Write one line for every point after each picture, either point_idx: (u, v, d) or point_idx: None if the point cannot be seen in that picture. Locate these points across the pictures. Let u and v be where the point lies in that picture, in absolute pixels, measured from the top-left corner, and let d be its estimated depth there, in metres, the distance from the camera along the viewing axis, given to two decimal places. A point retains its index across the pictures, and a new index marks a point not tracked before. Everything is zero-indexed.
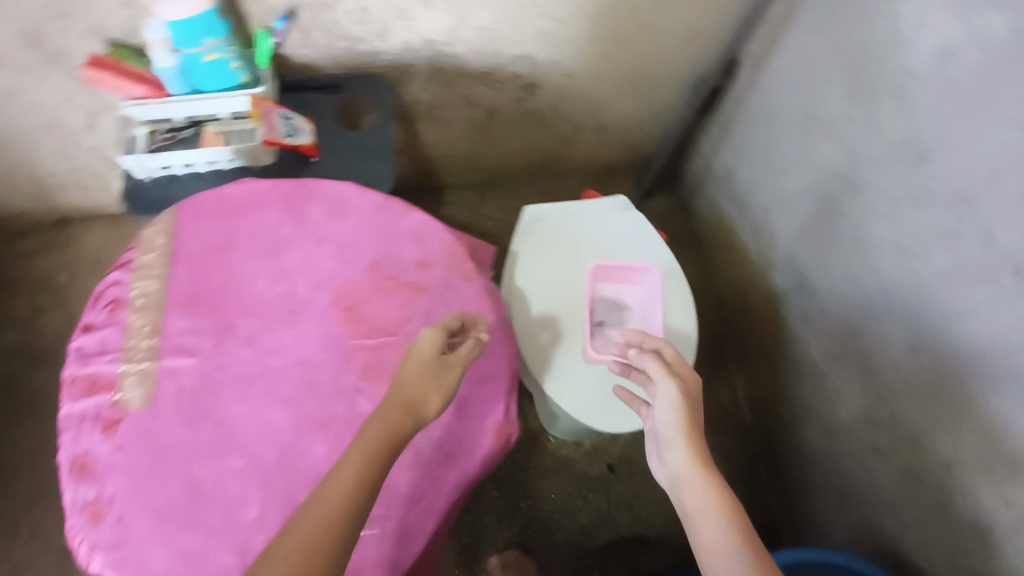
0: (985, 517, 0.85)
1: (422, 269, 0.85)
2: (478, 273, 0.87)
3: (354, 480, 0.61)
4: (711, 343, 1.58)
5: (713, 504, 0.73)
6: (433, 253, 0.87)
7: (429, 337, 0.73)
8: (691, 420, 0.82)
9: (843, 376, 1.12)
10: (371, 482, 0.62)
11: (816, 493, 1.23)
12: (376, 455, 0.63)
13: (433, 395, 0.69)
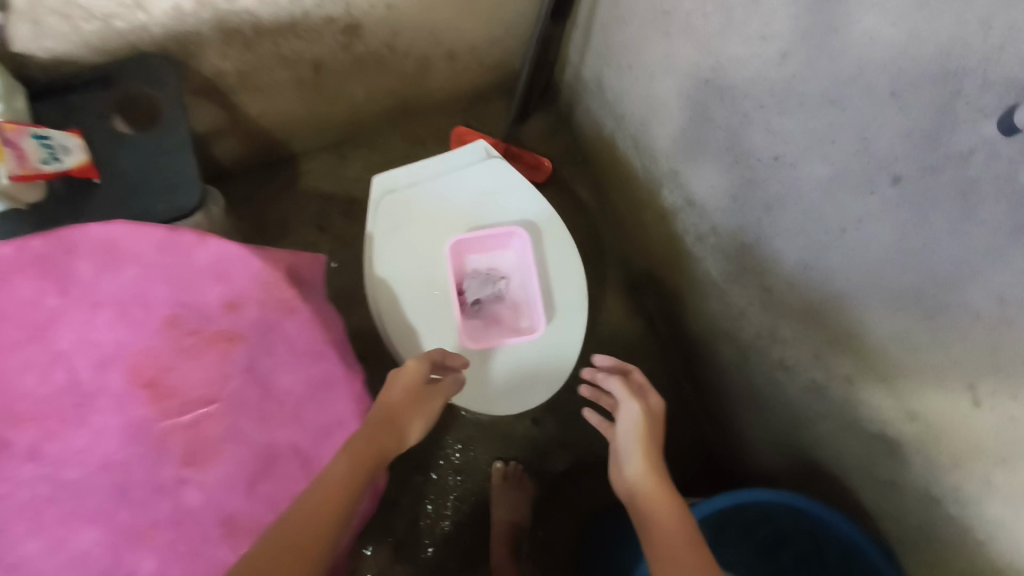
0: (890, 430, 0.82)
1: (232, 314, 0.71)
2: (303, 303, 0.73)
3: (346, 484, 0.61)
4: (618, 266, 1.51)
5: (661, 512, 0.75)
6: (242, 289, 0.72)
7: (414, 365, 0.79)
8: (651, 438, 0.85)
9: (742, 293, 1.06)
10: (360, 482, 0.62)
11: (737, 405, 1.21)
12: (364, 455, 0.64)
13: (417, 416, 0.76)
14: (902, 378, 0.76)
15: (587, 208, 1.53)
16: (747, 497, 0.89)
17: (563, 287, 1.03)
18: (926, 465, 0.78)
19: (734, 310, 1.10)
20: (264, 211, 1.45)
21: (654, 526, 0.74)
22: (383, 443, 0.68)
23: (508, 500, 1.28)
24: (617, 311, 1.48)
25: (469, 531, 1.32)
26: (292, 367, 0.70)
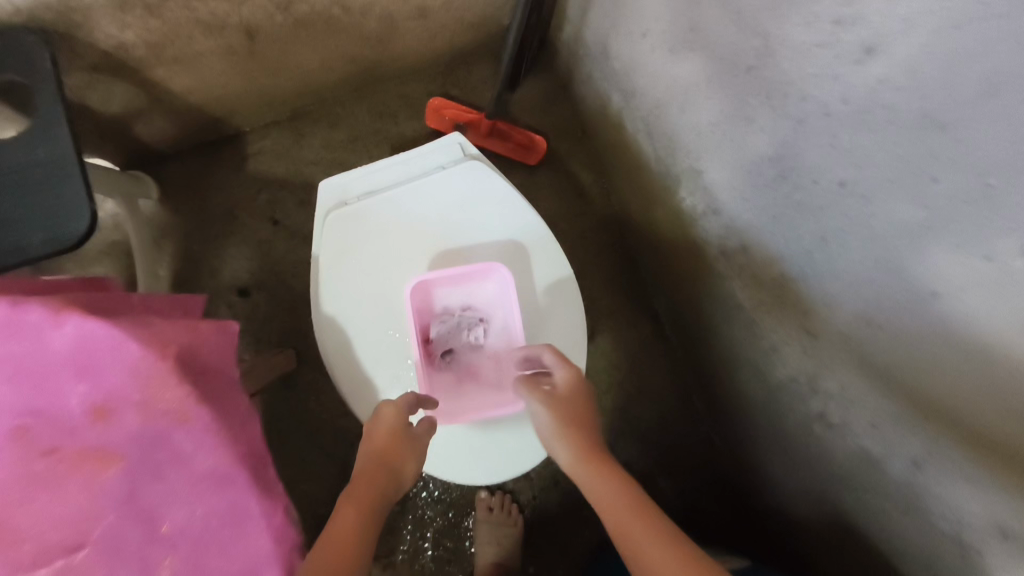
0: (968, 536, 0.66)
1: (99, 426, 0.55)
2: (200, 403, 0.59)
3: (357, 532, 0.63)
4: (623, 261, 1.30)
5: (621, 517, 0.63)
6: (115, 390, 0.56)
7: (392, 410, 0.72)
8: (568, 421, 0.72)
9: (776, 328, 0.87)
10: (372, 525, 0.65)
11: (759, 440, 1.05)
12: (365, 504, 0.66)
13: (411, 455, 0.72)
14: (998, 491, 0.59)
15: (588, 193, 1.31)
16: None
17: (557, 325, 0.84)
18: None
19: (764, 342, 0.92)
20: (207, 202, 1.23)
21: (626, 537, 0.62)
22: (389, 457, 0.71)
23: (497, 535, 1.16)
24: (621, 315, 1.28)
25: (456, 564, 1.19)
26: (184, 496, 0.58)
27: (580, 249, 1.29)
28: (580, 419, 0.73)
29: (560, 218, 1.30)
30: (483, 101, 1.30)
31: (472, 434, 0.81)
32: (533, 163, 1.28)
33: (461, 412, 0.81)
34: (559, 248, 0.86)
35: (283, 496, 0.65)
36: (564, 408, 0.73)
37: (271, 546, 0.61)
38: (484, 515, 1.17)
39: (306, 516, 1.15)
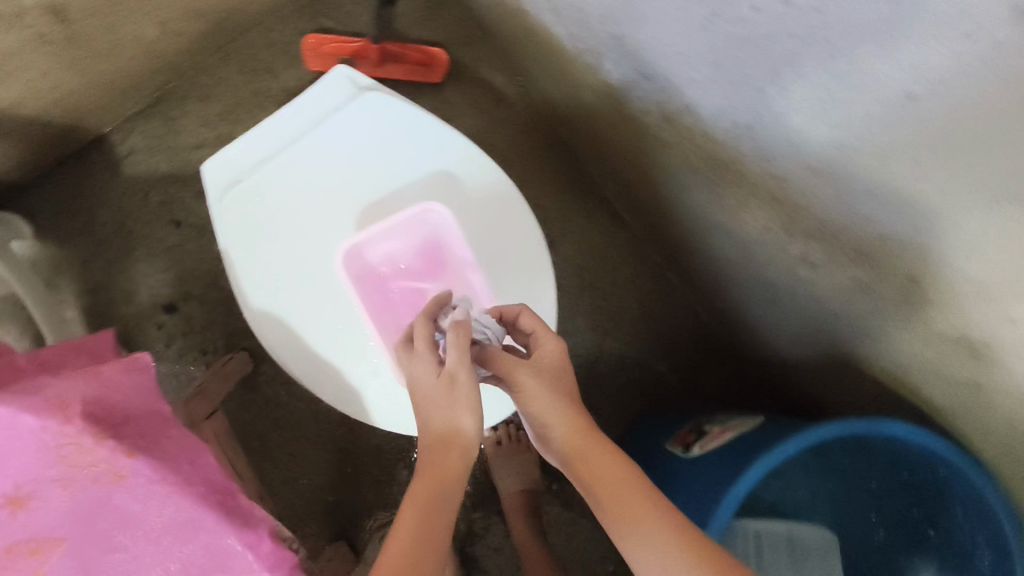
0: (976, 333, 0.64)
1: (21, 516, 0.48)
2: (128, 458, 0.51)
3: (425, 529, 0.55)
4: (562, 158, 1.21)
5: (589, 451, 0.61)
6: (23, 474, 0.49)
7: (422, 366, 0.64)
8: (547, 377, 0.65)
9: (739, 181, 0.81)
10: (441, 512, 0.57)
11: (744, 299, 1.02)
12: (428, 491, 0.58)
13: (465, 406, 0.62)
14: (1004, 285, 0.56)
15: (505, 96, 1.20)
16: (833, 432, 0.74)
17: (513, 239, 0.76)
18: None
19: (729, 201, 0.86)
20: (93, 222, 1.08)
21: (592, 488, 0.59)
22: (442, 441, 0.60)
23: (513, 467, 1.13)
24: (575, 215, 1.21)
25: (480, 506, 1.17)
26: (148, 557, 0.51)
27: (513, 159, 1.20)
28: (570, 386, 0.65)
29: (484, 131, 1.19)
30: (362, 25, 1.14)
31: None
32: (438, 81, 1.15)
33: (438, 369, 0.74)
34: (489, 158, 0.77)
35: (267, 516, 0.57)
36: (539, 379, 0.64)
37: (267, 575, 0.54)
38: (494, 451, 1.14)
39: (317, 507, 1.12)
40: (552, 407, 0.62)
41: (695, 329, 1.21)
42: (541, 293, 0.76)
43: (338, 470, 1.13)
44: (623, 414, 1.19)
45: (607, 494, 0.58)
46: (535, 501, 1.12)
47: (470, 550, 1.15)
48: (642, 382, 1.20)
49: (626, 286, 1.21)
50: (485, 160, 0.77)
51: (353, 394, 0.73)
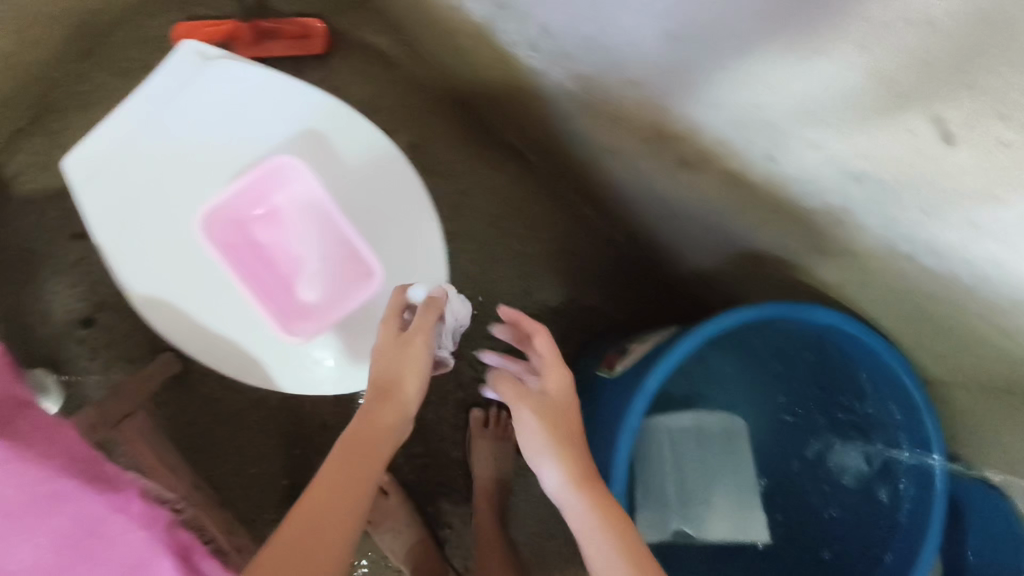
0: (832, 197, 0.66)
1: None
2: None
3: (348, 467, 0.64)
4: (462, 111, 1.21)
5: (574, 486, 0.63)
6: None
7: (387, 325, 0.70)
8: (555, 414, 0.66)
9: (607, 96, 0.82)
10: (368, 456, 0.65)
11: (651, 216, 1.05)
12: (362, 439, 0.65)
13: (408, 373, 0.68)
14: (839, 140, 0.59)
15: (394, 58, 1.19)
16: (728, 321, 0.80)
17: (383, 180, 0.76)
18: (886, 226, 0.64)
19: (607, 119, 0.87)
20: None
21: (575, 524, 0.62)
22: (377, 400, 0.67)
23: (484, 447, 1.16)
24: (483, 167, 1.21)
25: (437, 464, 1.19)
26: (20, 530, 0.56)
27: (412, 119, 1.19)
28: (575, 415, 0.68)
29: (378, 96, 1.18)
30: (234, 6, 1.12)
31: (359, 339, 0.76)
32: (322, 52, 1.14)
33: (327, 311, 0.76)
34: (343, 104, 0.76)
35: (129, 479, 0.66)
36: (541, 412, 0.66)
37: (142, 523, 0.62)
38: (481, 432, 1.17)
39: (272, 495, 1.12)
40: (555, 444, 0.64)
41: (619, 259, 1.24)
42: (431, 238, 0.77)
43: (288, 452, 1.14)
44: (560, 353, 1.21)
45: (582, 530, 0.61)
46: (499, 466, 1.16)
47: (429, 510, 1.18)
48: (576, 318, 1.22)
49: (544, 228, 1.23)
50: (353, 114, 0.76)
51: (256, 363, 0.74)
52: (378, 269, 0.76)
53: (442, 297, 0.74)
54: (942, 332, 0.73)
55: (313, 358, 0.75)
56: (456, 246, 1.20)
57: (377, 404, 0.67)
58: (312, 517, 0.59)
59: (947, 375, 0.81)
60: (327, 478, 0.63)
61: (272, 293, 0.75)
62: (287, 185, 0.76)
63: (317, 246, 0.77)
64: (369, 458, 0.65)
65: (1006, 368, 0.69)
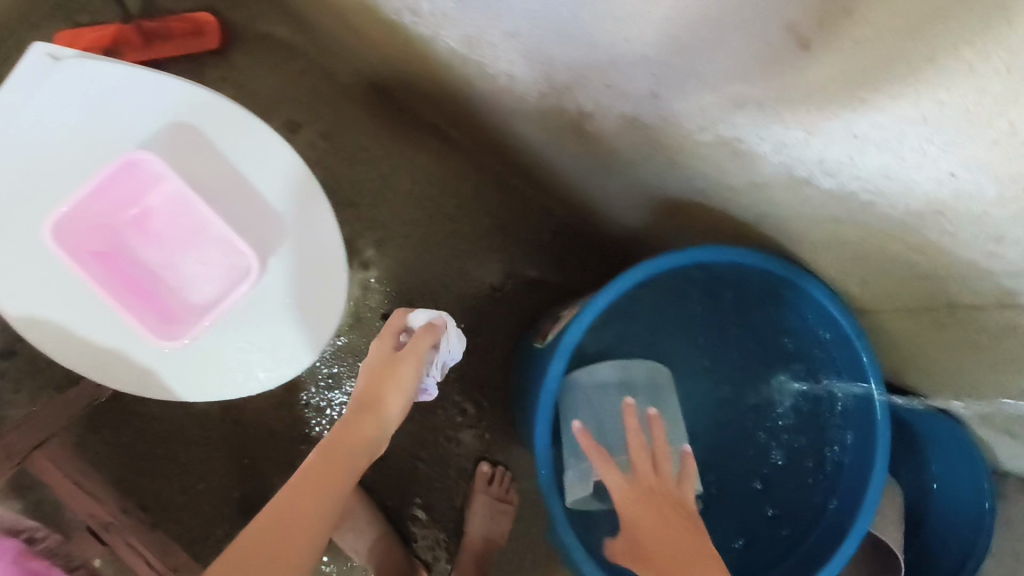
0: (723, 129, 0.63)
1: None
2: None
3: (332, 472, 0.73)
4: (375, 93, 1.16)
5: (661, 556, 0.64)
6: None
7: (380, 342, 0.85)
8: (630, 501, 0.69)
9: (496, 55, 0.79)
10: (350, 463, 0.74)
11: (575, 178, 1.01)
12: (346, 445, 0.75)
13: (389, 385, 0.79)
14: (710, 63, 0.55)
15: (295, 45, 1.14)
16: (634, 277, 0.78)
17: (262, 169, 0.72)
18: (779, 149, 0.60)
19: (502, 78, 0.83)
20: None
21: None
22: (362, 414, 0.77)
23: (478, 501, 1.11)
24: (403, 148, 1.17)
25: (394, 460, 1.15)
26: None
27: (323, 107, 1.14)
28: (666, 523, 0.67)
29: (284, 87, 1.14)
30: (118, 9, 1.07)
31: (260, 338, 0.72)
32: (219, 47, 1.09)
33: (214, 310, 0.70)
34: (210, 92, 0.72)
35: None
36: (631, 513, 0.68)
37: None
38: (483, 488, 1.13)
39: (224, 509, 1.09)
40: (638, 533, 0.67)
41: (556, 226, 1.20)
42: (327, 228, 0.74)
43: (236, 462, 1.10)
44: (506, 329, 1.18)
45: None
46: (487, 516, 1.11)
47: (390, 505, 1.14)
48: (516, 295, 1.19)
49: (474, 203, 1.19)
50: (229, 106, 0.72)
51: (151, 375, 0.70)
52: (271, 264, 0.72)
53: (442, 327, 0.88)
54: (860, 257, 0.69)
55: (212, 363, 0.71)
56: (385, 232, 1.16)
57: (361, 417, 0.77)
58: (292, 510, 0.68)
59: (875, 303, 0.77)
60: (308, 477, 0.71)
61: (145, 296, 0.69)
62: (160, 181, 0.69)
63: (196, 245, 0.70)
64: (348, 463, 0.74)
65: (926, 285, 0.66)
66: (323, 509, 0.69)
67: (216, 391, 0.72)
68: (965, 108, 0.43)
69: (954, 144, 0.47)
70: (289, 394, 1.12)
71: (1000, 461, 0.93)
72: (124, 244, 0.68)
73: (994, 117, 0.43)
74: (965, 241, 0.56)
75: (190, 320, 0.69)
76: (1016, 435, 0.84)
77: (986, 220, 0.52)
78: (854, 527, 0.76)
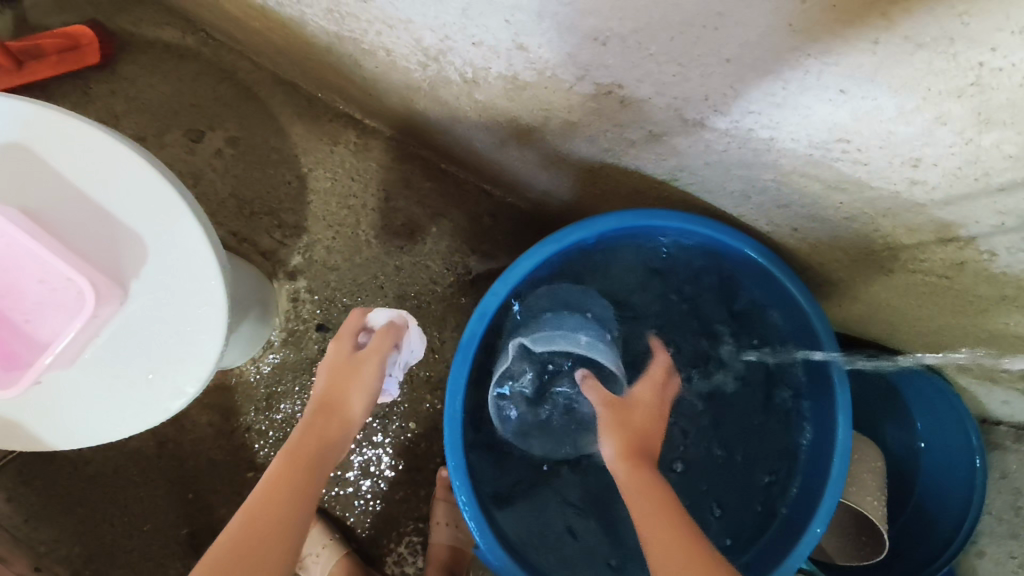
0: (596, 76, 0.54)
1: None
2: None
3: (303, 477, 0.62)
4: (279, 89, 1.08)
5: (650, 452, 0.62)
6: None
7: (337, 341, 0.73)
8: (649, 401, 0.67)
9: (361, 25, 0.71)
10: (319, 470, 0.64)
11: (491, 155, 0.92)
12: (312, 448, 0.65)
13: (351, 390, 0.70)
14: None
15: (188, 49, 1.07)
16: (538, 258, 0.71)
17: (109, 185, 0.63)
18: (661, 90, 0.52)
19: (379, 53, 0.75)
20: None
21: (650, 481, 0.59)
22: (325, 421, 0.68)
23: (439, 506, 1.04)
24: (317, 145, 1.07)
25: (349, 476, 1.09)
26: None
27: (226, 110, 1.07)
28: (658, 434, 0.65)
29: (181, 95, 1.07)
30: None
31: (131, 376, 0.64)
32: (98, 60, 1.04)
33: (73, 349, 0.62)
34: (39, 105, 0.62)
35: None
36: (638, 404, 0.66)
37: None
38: (446, 494, 1.05)
39: (173, 547, 1.03)
40: (641, 422, 0.65)
41: (494, 208, 1.08)
42: (191, 239, 0.64)
43: (180, 498, 1.04)
44: (453, 327, 1.07)
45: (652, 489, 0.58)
46: (450, 523, 1.03)
47: (348, 524, 1.08)
48: (461, 286, 1.07)
49: (404, 195, 1.07)
50: (61, 117, 0.63)
51: (15, 427, 0.64)
52: (131, 292, 0.63)
53: (403, 328, 0.75)
54: (784, 204, 0.61)
55: (83, 406, 0.64)
56: (310, 236, 1.07)
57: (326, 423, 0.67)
58: (264, 517, 0.58)
59: (816, 255, 0.69)
60: (277, 482, 0.61)
61: None
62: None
63: (36, 278, 0.61)
64: (317, 467, 0.64)
65: (858, 227, 0.58)
66: (299, 514, 0.59)
67: (95, 436, 0.65)
68: (828, 2, 0.35)
69: (834, 52, 0.38)
70: (227, 421, 1.05)
71: (986, 411, 0.84)
72: None
73: (866, 10, 0.34)
74: (881, 170, 0.47)
75: (31, 363, 0.61)
76: (998, 381, 0.75)
77: (896, 141, 0.43)
78: (823, 499, 0.67)
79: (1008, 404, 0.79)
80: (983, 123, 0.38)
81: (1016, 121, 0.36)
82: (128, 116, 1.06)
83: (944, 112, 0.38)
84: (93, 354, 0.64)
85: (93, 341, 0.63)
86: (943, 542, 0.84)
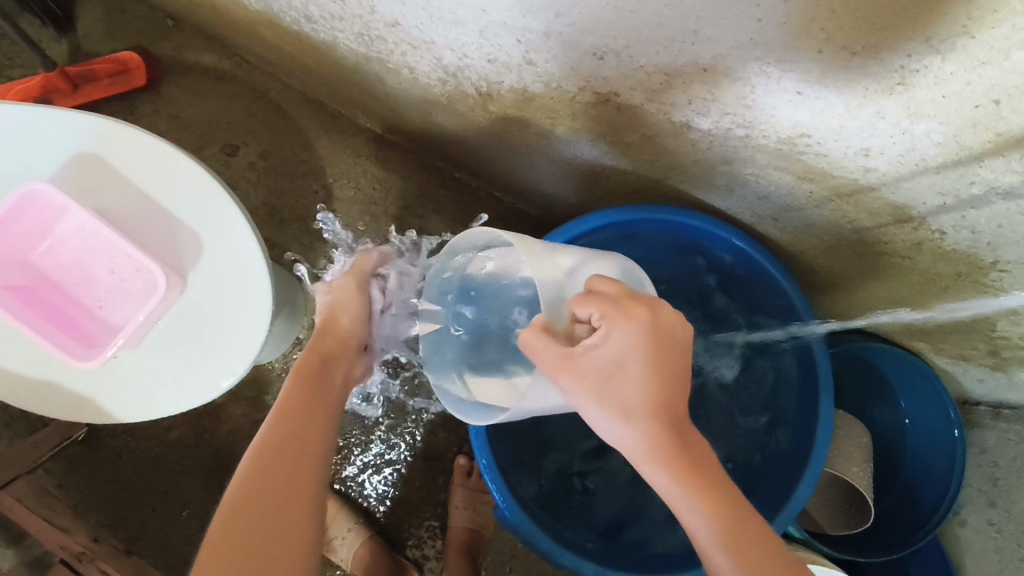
0: (596, 86, 0.63)
1: None
2: None
3: (314, 394, 0.71)
4: (306, 107, 1.17)
5: (644, 451, 0.54)
6: None
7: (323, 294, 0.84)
8: (604, 381, 0.55)
9: (387, 45, 0.80)
10: (327, 388, 0.73)
11: (503, 163, 1.01)
12: (316, 369, 0.74)
13: (343, 320, 0.81)
14: (553, 18, 0.55)
15: (224, 71, 1.17)
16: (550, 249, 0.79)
17: (169, 189, 0.71)
18: (651, 97, 0.60)
19: (403, 71, 0.85)
20: None
21: (667, 493, 0.54)
22: (330, 346, 0.78)
23: (457, 491, 1.11)
24: (342, 157, 1.16)
25: (372, 465, 1.16)
26: None
27: (259, 126, 1.16)
28: (637, 400, 0.54)
29: (218, 113, 1.17)
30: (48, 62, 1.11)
31: (190, 356, 0.72)
32: (144, 82, 1.14)
33: (141, 332, 0.71)
34: (110, 119, 0.70)
35: None
36: (598, 387, 0.55)
37: None
38: (463, 481, 1.12)
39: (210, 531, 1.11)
40: (614, 417, 0.55)
41: (505, 214, 1.17)
42: (242, 236, 0.72)
43: (217, 484, 1.12)
44: None
45: (675, 497, 0.53)
46: (468, 507, 1.10)
47: (372, 510, 1.16)
48: None
49: (421, 203, 1.16)
50: (129, 130, 0.71)
51: (87, 401, 0.72)
52: (190, 282, 0.71)
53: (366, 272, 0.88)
54: (764, 196, 0.69)
55: (147, 383, 0.72)
56: (335, 241, 1.15)
57: (330, 348, 0.77)
58: (286, 432, 0.64)
59: (797, 244, 0.77)
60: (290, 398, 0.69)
61: (75, 330, 0.71)
62: (68, 215, 0.70)
63: (117, 270, 0.71)
64: (325, 385, 0.73)
65: (828, 215, 0.66)
66: (317, 426, 0.67)
67: (157, 410, 0.73)
68: (780, 20, 0.43)
69: (788, 61, 0.47)
70: (259, 413, 1.14)
71: (965, 391, 0.90)
72: (53, 281, 0.71)
73: (809, 27, 0.43)
74: (840, 160, 0.55)
75: (109, 344, 0.70)
76: (970, 360, 0.82)
77: (848, 135, 0.51)
78: (809, 465, 0.74)
79: (983, 382, 0.85)
80: (913, 115, 0.46)
81: (937, 113, 0.45)
82: (171, 134, 1.16)
83: (882, 107, 0.47)
84: (156, 337, 0.72)
85: (156, 325, 0.71)
86: (928, 512, 0.90)
